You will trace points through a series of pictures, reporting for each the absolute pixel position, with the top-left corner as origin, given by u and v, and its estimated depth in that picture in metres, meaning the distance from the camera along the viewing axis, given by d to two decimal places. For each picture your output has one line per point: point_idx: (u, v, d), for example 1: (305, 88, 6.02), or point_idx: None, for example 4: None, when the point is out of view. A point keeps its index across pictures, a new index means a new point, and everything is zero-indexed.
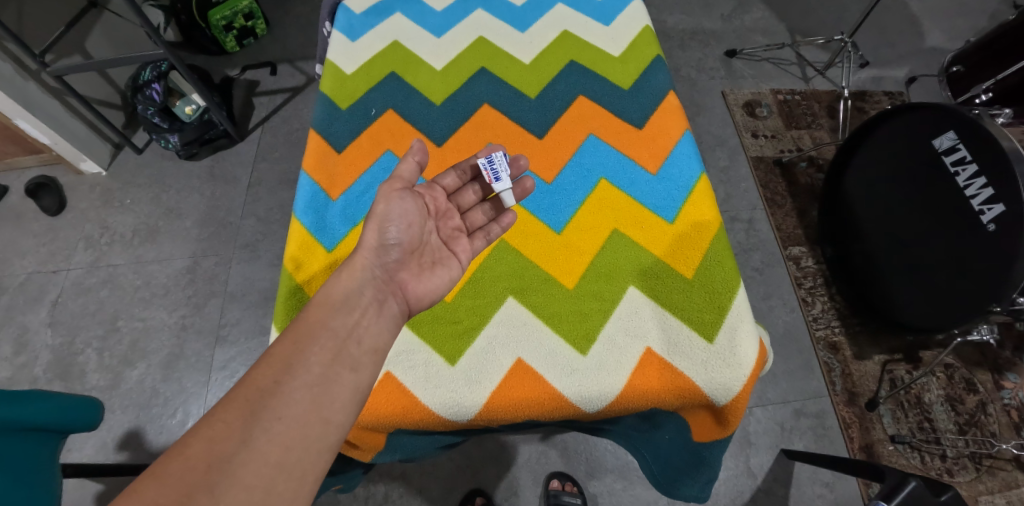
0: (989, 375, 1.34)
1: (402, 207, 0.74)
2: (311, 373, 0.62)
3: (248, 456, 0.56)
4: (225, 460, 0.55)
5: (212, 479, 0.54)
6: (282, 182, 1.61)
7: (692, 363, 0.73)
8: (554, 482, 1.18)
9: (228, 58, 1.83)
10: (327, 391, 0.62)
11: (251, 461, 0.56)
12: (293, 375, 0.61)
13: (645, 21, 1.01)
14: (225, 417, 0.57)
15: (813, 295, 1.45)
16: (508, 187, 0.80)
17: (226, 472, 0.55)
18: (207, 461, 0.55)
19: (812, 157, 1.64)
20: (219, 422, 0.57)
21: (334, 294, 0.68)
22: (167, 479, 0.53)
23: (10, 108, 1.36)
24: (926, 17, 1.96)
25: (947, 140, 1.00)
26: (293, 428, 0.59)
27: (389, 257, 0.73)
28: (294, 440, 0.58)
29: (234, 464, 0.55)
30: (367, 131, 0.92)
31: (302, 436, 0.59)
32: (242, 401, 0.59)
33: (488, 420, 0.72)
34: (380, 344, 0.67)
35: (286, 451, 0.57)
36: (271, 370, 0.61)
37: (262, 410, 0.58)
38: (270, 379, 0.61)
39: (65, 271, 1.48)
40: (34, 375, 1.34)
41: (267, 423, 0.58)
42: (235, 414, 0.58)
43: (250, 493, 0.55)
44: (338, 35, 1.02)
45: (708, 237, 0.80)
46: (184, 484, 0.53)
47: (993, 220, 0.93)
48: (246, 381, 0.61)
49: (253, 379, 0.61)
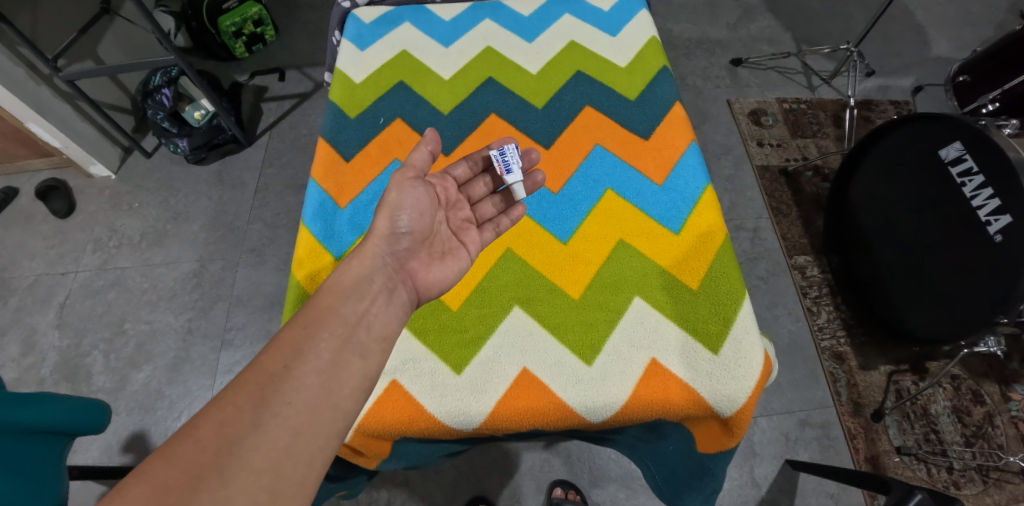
0: (997, 387, 1.33)
1: (414, 196, 0.76)
2: (320, 357, 0.62)
3: (259, 437, 0.56)
4: (236, 441, 0.56)
5: (223, 460, 0.55)
6: (289, 187, 1.62)
7: (698, 375, 0.72)
8: (557, 490, 1.18)
9: (237, 64, 1.85)
10: (336, 375, 0.62)
11: (261, 443, 0.56)
12: (303, 360, 0.62)
13: (652, 32, 1.01)
14: (235, 400, 0.58)
15: (818, 305, 1.45)
16: (519, 180, 0.82)
17: (238, 454, 0.55)
18: (216, 442, 0.55)
19: (818, 166, 1.64)
20: (230, 404, 0.58)
21: (345, 281, 0.69)
22: (179, 459, 0.54)
23: (22, 111, 1.39)
24: (932, 26, 1.96)
25: (953, 150, 1.01)
26: (302, 413, 0.59)
27: (399, 245, 0.74)
28: (302, 424, 0.59)
29: (245, 446, 0.56)
30: (375, 139, 0.93)
31: (309, 420, 0.59)
32: (253, 385, 0.59)
33: (493, 429, 0.72)
34: (389, 331, 0.68)
35: (295, 434, 0.58)
36: (281, 355, 0.62)
37: (273, 394, 0.59)
38: (280, 364, 0.61)
39: (74, 273, 1.49)
40: (41, 376, 1.35)
41: (277, 405, 0.58)
42: (246, 396, 0.58)
43: (261, 472, 0.55)
44: (348, 44, 1.03)
45: (714, 248, 0.80)
46: (196, 463, 0.54)
47: (999, 230, 0.93)
48: (257, 364, 0.61)
49: (262, 362, 0.61)
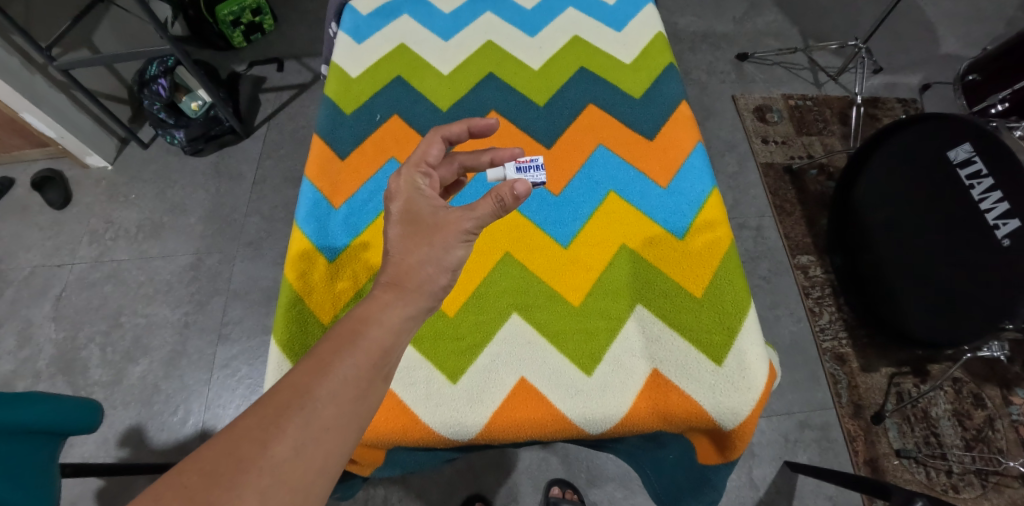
0: (998, 390, 1.32)
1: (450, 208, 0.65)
2: (357, 375, 0.53)
3: (294, 457, 0.48)
4: (266, 459, 0.47)
5: (254, 479, 0.46)
6: (286, 180, 1.60)
7: (700, 387, 0.71)
8: (555, 489, 1.17)
9: (235, 54, 1.82)
10: (372, 394, 0.53)
11: (293, 466, 0.48)
12: (339, 375, 0.52)
13: (658, 27, 0.99)
14: (263, 410, 0.49)
15: (820, 305, 1.43)
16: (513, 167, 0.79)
17: (271, 474, 0.47)
18: (246, 452, 0.47)
19: (823, 165, 1.62)
20: (258, 418, 0.49)
21: None
22: (207, 471, 0.46)
23: (16, 101, 1.36)
24: (941, 23, 1.93)
25: (963, 152, 0.98)
26: (338, 433, 0.50)
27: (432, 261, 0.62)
28: (335, 445, 0.50)
29: (277, 465, 0.47)
30: (370, 137, 0.91)
31: (341, 440, 0.50)
32: (285, 398, 0.50)
33: (490, 439, 0.71)
34: None
35: (329, 456, 0.49)
36: (310, 369, 0.52)
37: (309, 410, 0.50)
38: (311, 380, 0.51)
39: (70, 265, 1.48)
40: (37, 369, 1.34)
41: (314, 422, 0.49)
42: (277, 410, 0.49)
43: (294, 497, 0.47)
44: (345, 36, 1.01)
45: (719, 255, 0.78)
46: (225, 477, 0.46)
47: (1008, 234, 0.91)
48: (286, 379, 0.51)
49: (293, 377, 0.51)
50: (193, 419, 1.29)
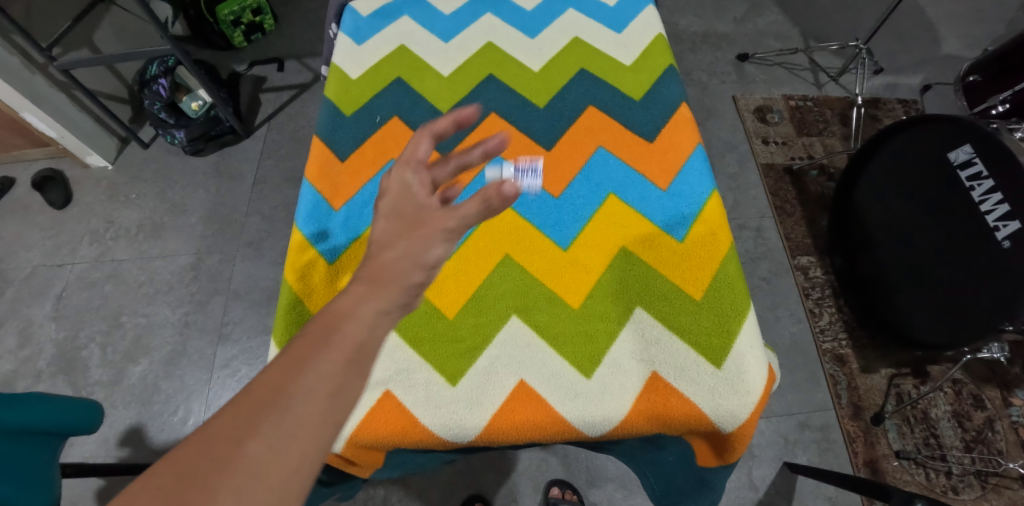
0: (998, 392, 1.32)
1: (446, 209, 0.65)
2: (333, 368, 0.49)
3: (268, 455, 0.45)
4: (238, 461, 0.44)
5: (228, 480, 0.44)
6: (287, 180, 1.60)
7: (700, 390, 0.71)
8: (554, 489, 1.18)
9: (236, 54, 1.82)
10: (350, 390, 0.50)
11: (267, 467, 0.45)
12: (313, 370, 0.49)
13: (658, 29, 0.99)
14: (236, 408, 0.47)
15: (820, 306, 1.43)
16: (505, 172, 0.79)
17: (246, 473, 0.44)
18: (219, 453, 0.44)
19: (823, 166, 1.62)
20: (231, 419, 0.46)
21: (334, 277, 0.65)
22: (179, 473, 0.44)
23: (17, 101, 1.36)
24: (942, 23, 1.93)
25: (963, 153, 0.97)
26: (314, 429, 0.47)
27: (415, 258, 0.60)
28: (311, 442, 0.47)
29: (254, 464, 0.44)
30: (370, 138, 0.91)
31: (318, 437, 0.47)
32: (258, 395, 0.47)
33: (489, 441, 0.71)
34: None
35: (305, 455, 0.46)
36: (283, 365, 0.49)
37: (284, 407, 0.47)
38: (285, 376, 0.48)
39: (70, 265, 1.48)
40: (38, 368, 1.34)
41: (288, 419, 0.46)
42: (250, 408, 0.46)
43: (270, 498, 0.44)
44: (345, 37, 1.01)
45: (718, 257, 0.78)
46: (199, 479, 0.44)
47: (1008, 236, 0.89)
48: (260, 376, 0.48)
49: (267, 375, 0.48)
50: (193, 419, 1.30)
